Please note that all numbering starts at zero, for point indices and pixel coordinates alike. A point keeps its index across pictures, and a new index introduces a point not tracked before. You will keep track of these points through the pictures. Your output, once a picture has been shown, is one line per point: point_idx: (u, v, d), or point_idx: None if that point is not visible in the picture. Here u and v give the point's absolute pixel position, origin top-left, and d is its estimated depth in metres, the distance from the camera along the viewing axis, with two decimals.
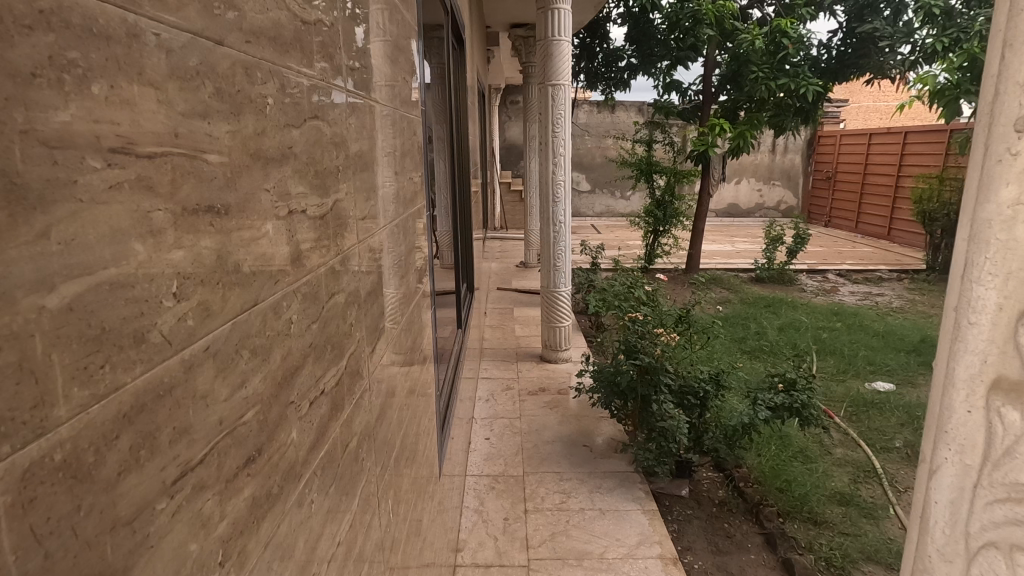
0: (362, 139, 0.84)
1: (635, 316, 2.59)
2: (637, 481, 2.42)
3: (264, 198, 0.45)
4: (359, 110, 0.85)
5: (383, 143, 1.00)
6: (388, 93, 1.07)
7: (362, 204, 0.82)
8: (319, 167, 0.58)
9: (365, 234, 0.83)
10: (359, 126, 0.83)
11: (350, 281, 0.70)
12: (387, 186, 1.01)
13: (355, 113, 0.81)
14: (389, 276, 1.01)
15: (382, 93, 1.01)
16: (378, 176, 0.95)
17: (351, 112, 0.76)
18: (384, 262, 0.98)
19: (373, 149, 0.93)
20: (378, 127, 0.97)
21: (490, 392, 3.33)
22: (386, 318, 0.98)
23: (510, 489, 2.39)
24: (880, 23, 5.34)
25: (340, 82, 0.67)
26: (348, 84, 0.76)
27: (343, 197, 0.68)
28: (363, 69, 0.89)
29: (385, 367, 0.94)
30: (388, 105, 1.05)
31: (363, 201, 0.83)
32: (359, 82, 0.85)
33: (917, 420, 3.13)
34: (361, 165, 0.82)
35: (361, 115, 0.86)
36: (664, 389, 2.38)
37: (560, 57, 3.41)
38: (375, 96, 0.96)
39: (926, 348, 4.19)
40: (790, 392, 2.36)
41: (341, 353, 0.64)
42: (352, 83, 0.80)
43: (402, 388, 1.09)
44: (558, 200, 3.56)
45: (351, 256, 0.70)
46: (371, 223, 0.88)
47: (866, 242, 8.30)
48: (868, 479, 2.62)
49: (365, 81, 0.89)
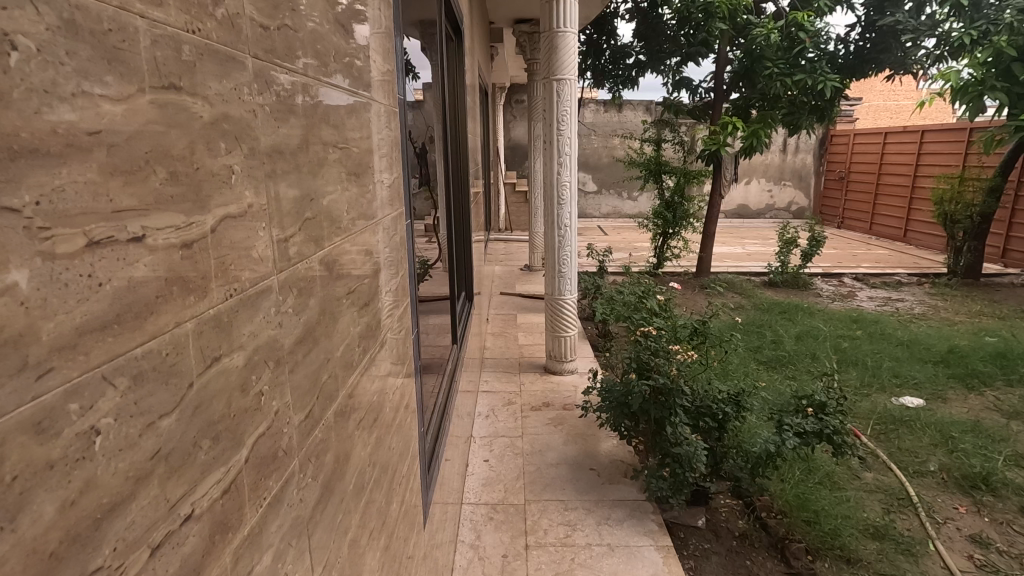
0: (322, 139, 0.65)
1: (647, 331, 2.38)
2: (650, 512, 2.20)
3: (2, 228, 0.24)
4: (319, 101, 0.64)
5: (357, 145, 0.81)
6: (366, 83, 0.92)
7: (314, 224, 0.62)
8: (188, 170, 0.37)
9: (319, 261, 0.63)
10: (319, 120, 0.64)
11: (264, 327, 0.48)
12: (365, 190, 0.85)
13: (312, 106, 0.61)
14: (364, 295, 0.83)
15: (363, 85, 0.89)
16: (347, 183, 0.75)
17: (297, 104, 0.57)
18: (357, 279, 0.80)
19: (340, 144, 0.73)
20: (351, 118, 0.78)
21: (489, 408, 3.11)
22: (358, 356, 0.78)
23: (510, 520, 2.17)
24: (902, 15, 5.05)
25: (260, 54, 0.48)
26: (294, 64, 0.57)
27: (257, 214, 0.47)
28: (332, 50, 0.70)
29: (348, 416, 0.73)
30: (364, 98, 0.89)
31: (317, 217, 0.63)
32: (324, 69, 0.66)
33: (953, 442, 2.88)
34: (315, 165, 0.62)
35: (326, 109, 0.67)
36: (679, 411, 2.18)
37: (565, 51, 3.19)
38: (346, 87, 0.77)
39: (955, 360, 3.93)
40: (820, 417, 2.12)
41: (239, 444, 0.44)
42: (313, 65, 0.62)
43: (377, 440, 0.88)
44: (563, 202, 3.35)
45: (271, 292, 0.50)
46: (333, 242, 0.68)
47: (881, 244, 8.05)
48: (902, 508, 2.39)
49: (331, 65, 0.70)
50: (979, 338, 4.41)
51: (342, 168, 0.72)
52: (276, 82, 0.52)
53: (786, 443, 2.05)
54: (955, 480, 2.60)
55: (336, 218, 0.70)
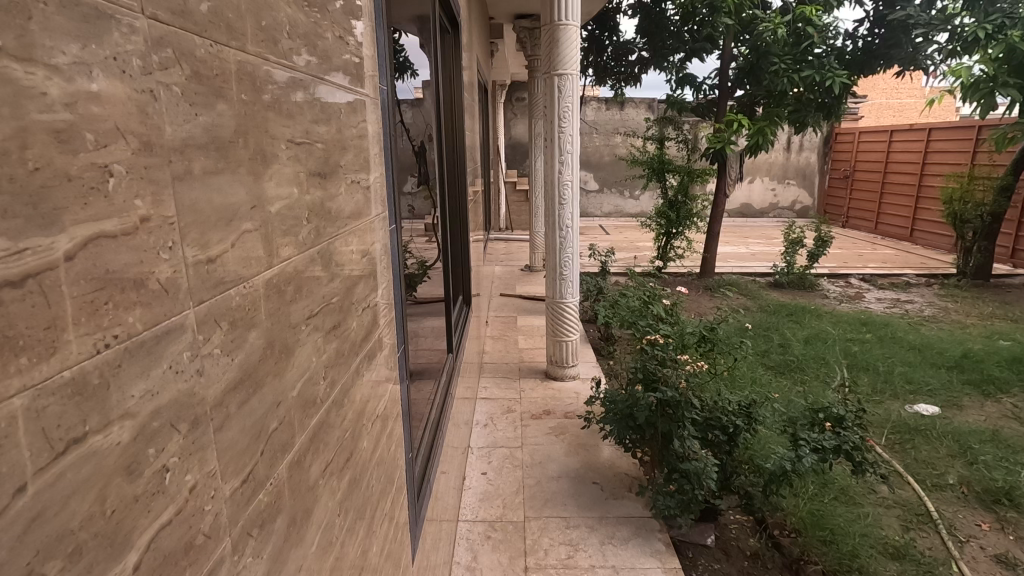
0: (272, 133, 0.52)
1: (653, 339, 2.26)
2: (656, 530, 2.09)
3: None
4: (268, 82, 0.52)
5: (324, 142, 0.68)
6: (342, 69, 0.79)
7: (257, 238, 0.49)
8: (13, 171, 0.25)
9: (265, 283, 0.50)
10: (269, 109, 0.52)
11: (165, 380, 0.36)
12: (335, 192, 0.73)
13: (253, 85, 0.49)
14: (335, 315, 0.71)
15: (337, 72, 0.77)
16: (308, 186, 0.62)
17: (231, 82, 0.45)
18: (326, 297, 0.68)
19: (304, 141, 0.61)
20: (318, 108, 0.66)
21: (488, 416, 2.99)
22: (323, 392, 0.65)
23: (509, 540, 2.05)
24: (913, 9, 4.91)
25: (163, 13, 0.36)
26: (225, 38, 0.44)
27: (157, 230, 0.35)
28: (292, 26, 0.58)
29: (307, 467, 0.60)
30: (339, 86, 0.77)
31: (262, 229, 0.50)
32: (278, 49, 0.54)
33: (972, 453, 2.76)
34: (260, 161, 0.50)
35: (278, 94, 0.54)
36: (688, 424, 2.06)
37: (566, 44, 3.07)
38: (308, 71, 0.63)
39: (970, 365, 3.81)
40: (838, 432, 1.99)
41: (122, 551, 0.32)
42: (258, 39, 0.50)
43: (350, 484, 0.75)
44: (564, 202, 3.22)
45: (181, 333, 0.37)
46: (287, 258, 0.56)
47: (887, 244, 7.93)
48: (921, 525, 2.26)
49: (292, 47, 0.58)
50: (993, 342, 4.28)
51: (302, 168, 0.60)
52: (194, 56, 0.39)
53: (803, 460, 1.92)
54: (976, 494, 2.48)
55: (291, 228, 0.57)
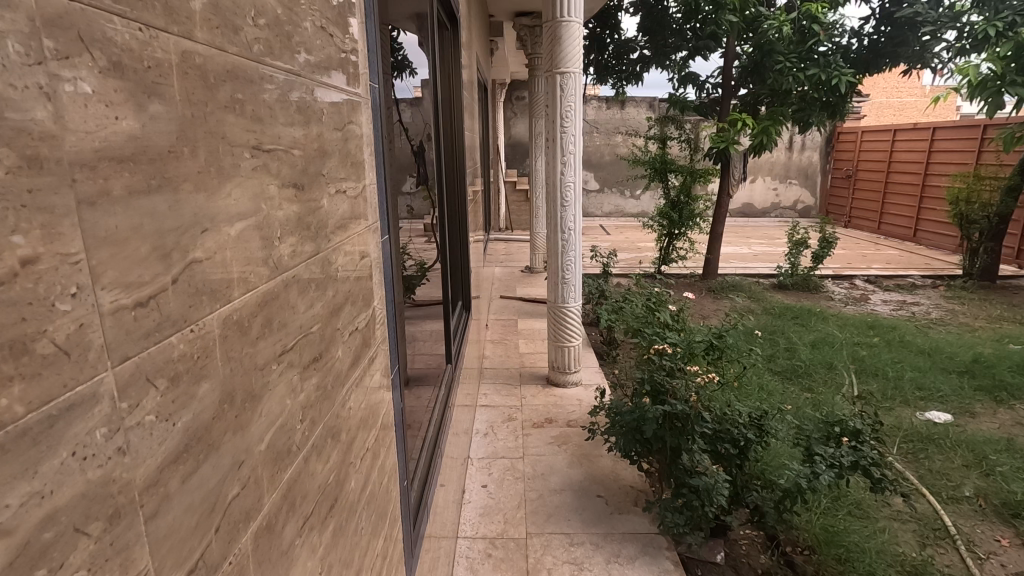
0: (232, 140, 0.43)
1: (661, 348, 2.18)
2: (664, 548, 2.00)
3: None
4: (227, 76, 0.43)
5: (301, 148, 0.59)
6: (326, 67, 0.70)
7: (211, 269, 0.40)
8: None
9: (222, 323, 0.41)
10: (228, 110, 0.43)
11: (69, 466, 0.27)
12: (316, 204, 0.64)
13: (206, 81, 0.40)
14: (316, 343, 0.62)
15: (319, 66, 0.67)
16: (279, 198, 0.53)
17: (173, 73, 0.36)
18: (305, 324, 0.59)
19: (273, 151, 0.51)
20: (294, 110, 0.57)
21: (488, 424, 2.90)
22: (300, 437, 0.56)
23: (510, 558, 1.97)
24: (921, 6, 4.82)
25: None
26: (163, 21, 0.35)
27: (52, 274, 0.26)
28: (260, 17, 0.50)
29: (277, 531, 0.51)
30: (323, 84, 0.68)
31: (219, 257, 0.41)
32: (240, 39, 0.45)
33: (987, 463, 2.68)
34: (215, 172, 0.41)
35: (240, 93, 0.45)
36: (698, 438, 1.97)
37: (569, 41, 2.98)
38: (284, 65, 0.55)
39: (981, 370, 3.72)
40: (855, 447, 1.91)
41: None
42: (212, 27, 0.41)
43: (333, 535, 0.66)
44: (567, 204, 3.13)
45: (92, 402, 0.28)
46: (251, 286, 0.46)
47: (891, 244, 7.85)
48: (939, 541, 2.18)
49: (257, 36, 0.49)
50: (1003, 346, 4.20)
51: (270, 180, 0.51)
52: (114, 44, 0.30)
53: (820, 477, 1.83)
54: (994, 507, 2.40)
55: (259, 251, 0.48)
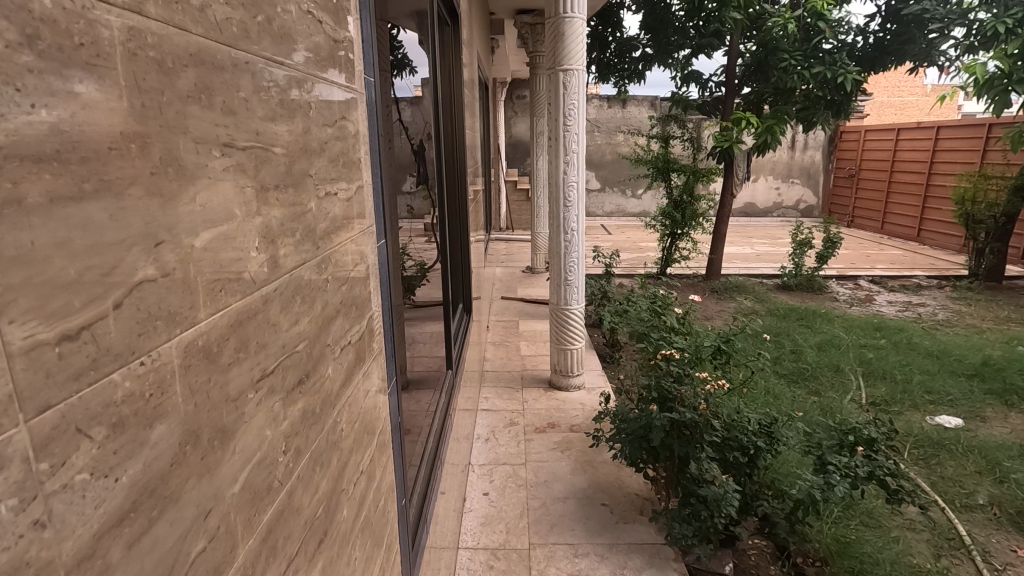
0: (194, 135, 0.37)
1: (668, 354, 2.11)
2: (671, 559, 1.94)
3: None
4: (188, 60, 0.36)
5: (284, 145, 0.52)
6: (315, 56, 0.63)
7: (168, 290, 0.34)
8: None
9: (183, 354, 0.35)
10: (188, 99, 0.36)
11: None
12: (301, 207, 0.57)
13: (160, 64, 0.33)
14: (301, 363, 0.55)
15: (306, 57, 0.60)
16: (256, 202, 0.46)
17: (111, 49, 0.29)
18: (289, 343, 0.52)
19: (249, 150, 0.45)
20: (276, 103, 0.51)
21: (489, 429, 2.84)
22: (283, 470, 0.50)
23: (512, 570, 1.90)
24: (928, 3, 4.73)
25: None
26: None
27: None
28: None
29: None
30: (310, 76, 0.61)
31: (178, 275, 0.35)
32: (205, 20, 0.39)
33: (1001, 469, 2.62)
34: (172, 168, 0.34)
35: (206, 81, 0.38)
36: (706, 445, 1.91)
37: (572, 38, 2.91)
38: (262, 52, 0.48)
39: (990, 373, 3.65)
40: (869, 456, 1.84)
41: None
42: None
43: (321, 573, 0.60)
44: (569, 204, 3.07)
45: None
46: (222, 305, 0.40)
47: (895, 244, 7.79)
48: (954, 552, 2.12)
49: (227, 16, 0.42)
50: (1013, 348, 4.12)
51: (245, 181, 0.44)
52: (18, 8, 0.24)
53: (833, 487, 1.77)
54: (1009, 516, 2.33)
55: (233, 263, 0.42)
